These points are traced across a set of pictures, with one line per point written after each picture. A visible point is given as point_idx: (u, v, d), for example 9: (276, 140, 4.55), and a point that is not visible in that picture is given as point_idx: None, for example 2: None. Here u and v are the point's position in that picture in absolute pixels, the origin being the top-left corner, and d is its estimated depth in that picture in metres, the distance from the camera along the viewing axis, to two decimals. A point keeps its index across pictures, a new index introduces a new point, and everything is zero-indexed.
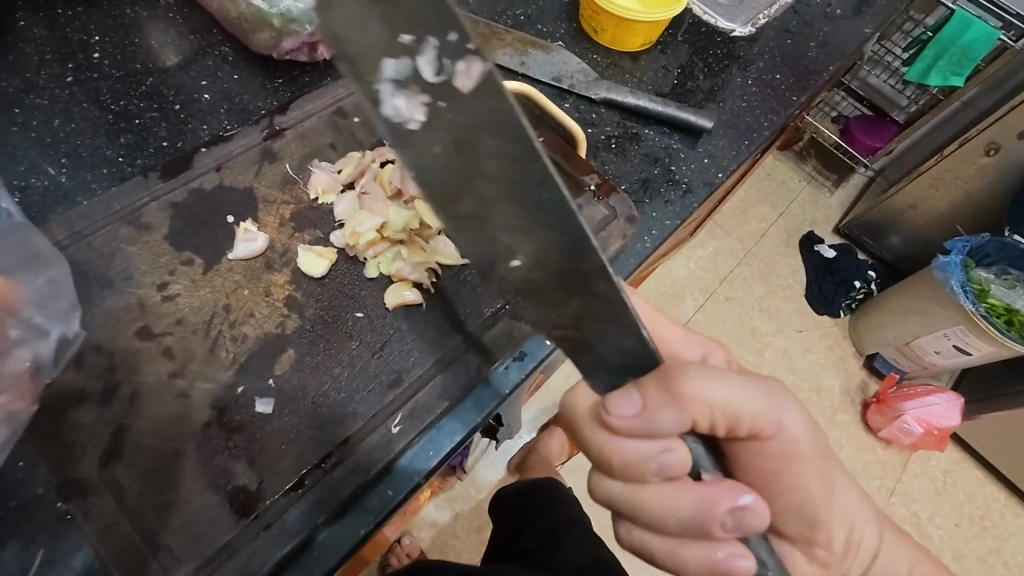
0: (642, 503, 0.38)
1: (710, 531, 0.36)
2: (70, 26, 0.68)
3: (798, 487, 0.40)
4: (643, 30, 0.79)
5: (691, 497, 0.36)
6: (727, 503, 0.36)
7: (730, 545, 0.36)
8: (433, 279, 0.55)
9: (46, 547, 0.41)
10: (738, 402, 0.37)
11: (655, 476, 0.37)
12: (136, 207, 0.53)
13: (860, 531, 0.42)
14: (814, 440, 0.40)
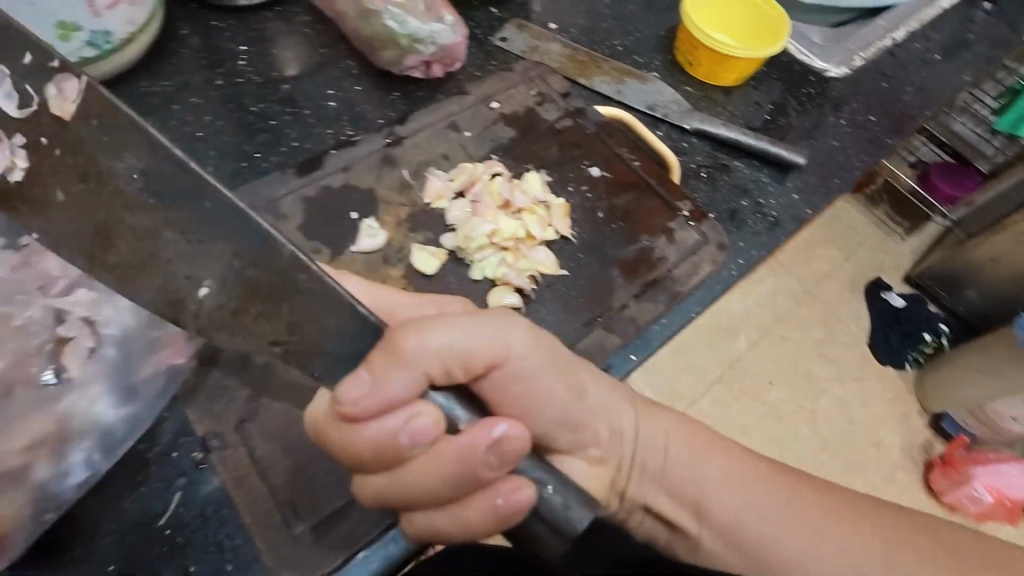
0: (400, 470, 0.40)
1: (480, 477, 0.39)
2: (221, 36, 0.77)
3: (534, 399, 0.47)
4: (742, 65, 0.81)
5: (448, 448, 0.39)
6: (484, 442, 0.38)
7: (507, 485, 0.38)
8: (534, 286, 0.59)
9: (185, 489, 0.47)
10: (455, 340, 0.41)
11: (415, 446, 0.39)
12: (275, 199, 0.59)
13: (615, 421, 0.52)
14: (547, 362, 0.46)
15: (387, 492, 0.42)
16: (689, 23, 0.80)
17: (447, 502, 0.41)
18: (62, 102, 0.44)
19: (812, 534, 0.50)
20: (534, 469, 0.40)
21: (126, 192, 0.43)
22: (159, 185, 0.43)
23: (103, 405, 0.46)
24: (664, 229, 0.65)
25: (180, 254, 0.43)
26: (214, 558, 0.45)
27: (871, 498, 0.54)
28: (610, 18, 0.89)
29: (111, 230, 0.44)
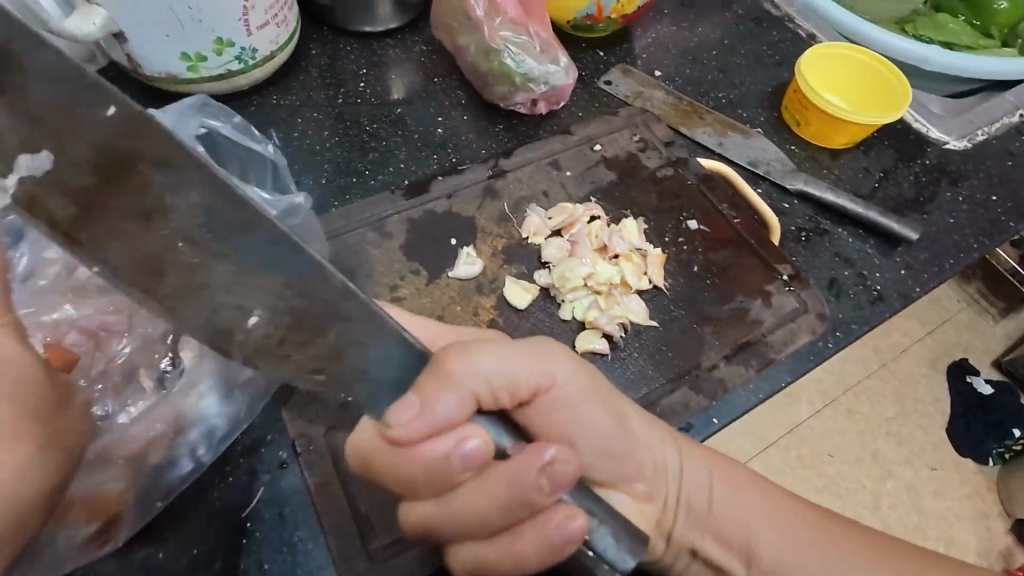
0: (451, 503, 0.40)
1: (534, 503, 0.38)
2: (346, 58, 0.82)
3: (580, 427, 0.45)
4: (854, 128, 0.78)
5: (503, 476, 0.38)
6: (536, 465, 0.38)
7: (558, 514, 0.38)
8: (622, 333, 0.58)
9: (267, 485, 0.49)
10: (498, 364, 0.41)
11: (465, 471, 0.39)
12: (382, 216, 0.62)
13: (659, 454, 0.48)
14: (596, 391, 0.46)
15: (436, 520, 0.41)
16: (802, 82, 0.79)
17: (500, 530, 0.40)
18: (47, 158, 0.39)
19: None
20: (582, 499, 0.40)
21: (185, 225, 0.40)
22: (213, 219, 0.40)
23: (211, 401, 0.48)
24: (761, 291, 0.63)
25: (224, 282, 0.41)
26: (287, 559, 0.47)
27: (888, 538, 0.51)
28: (716, 70, 0.89)
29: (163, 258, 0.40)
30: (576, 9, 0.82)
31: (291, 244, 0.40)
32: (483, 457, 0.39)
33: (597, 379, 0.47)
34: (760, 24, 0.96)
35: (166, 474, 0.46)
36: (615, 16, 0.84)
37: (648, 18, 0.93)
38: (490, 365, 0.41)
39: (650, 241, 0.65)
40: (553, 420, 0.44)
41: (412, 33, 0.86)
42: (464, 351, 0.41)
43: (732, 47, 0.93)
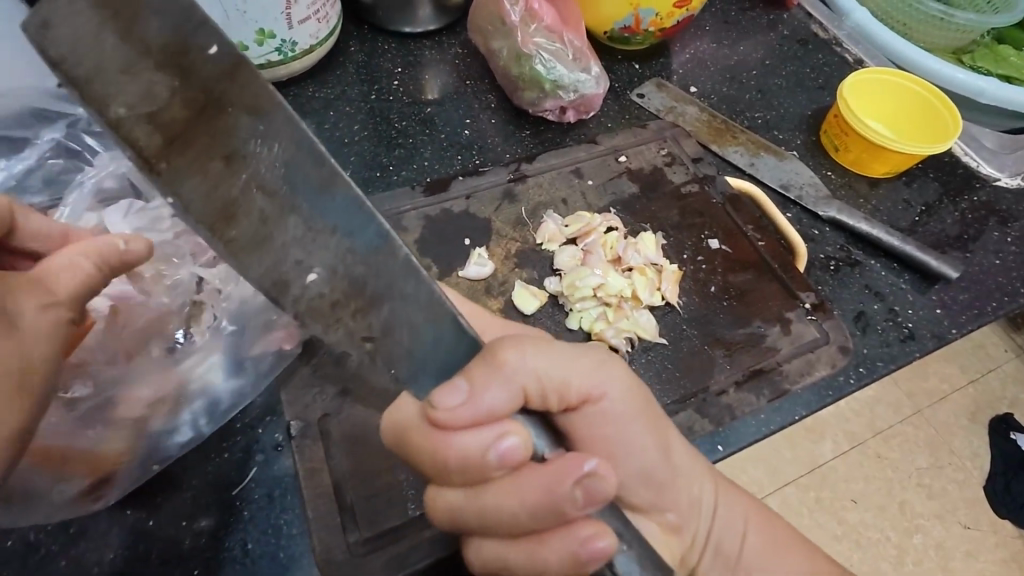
0: (483, 502, 0.36)
1: (565, 514, 0.35)
2: (383, 57, 0.84)
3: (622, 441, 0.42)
4: (895, 157, 0.75)
5: (540, 479, 0.35)
6: (577, 475, 0.34)
7: (590, 528, 0.35)
8: (629, 348, 0.56)
9: (260, 465, 0.49)
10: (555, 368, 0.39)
11: (500, 469, 0.35)
12: (399, 210, 0.62)
13: (694, 488, 0.46)
14: (640, 405, 0.43)
15: (463, 516, 0.37)
16: (842, 107, 0.76)
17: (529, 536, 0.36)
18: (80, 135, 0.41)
19: None
20: (613, 521, 0.37)
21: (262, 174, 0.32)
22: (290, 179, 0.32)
23: (216, 377, 0.49)
24: (780, 318, 0.60)
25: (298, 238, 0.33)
26: (271, 541, 0.46)
27: None
28: (755, 90, 0.87)
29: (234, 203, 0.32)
30: (614, 19, 0.82)
31: (364, 204, 0.33)
32: (525, 457, 0.35)
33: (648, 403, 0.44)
34: (804, 46, 0.94)
35: (167, 444, 0.47)
36: (654, 29, 0.83)
37: (689, 34, 0.92)
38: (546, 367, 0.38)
39: (668, 256, 0.63)
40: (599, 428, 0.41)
41: (450, 36, 0.87)
42: (519, 342, 0.38)
43: (773, 68, 0.90)
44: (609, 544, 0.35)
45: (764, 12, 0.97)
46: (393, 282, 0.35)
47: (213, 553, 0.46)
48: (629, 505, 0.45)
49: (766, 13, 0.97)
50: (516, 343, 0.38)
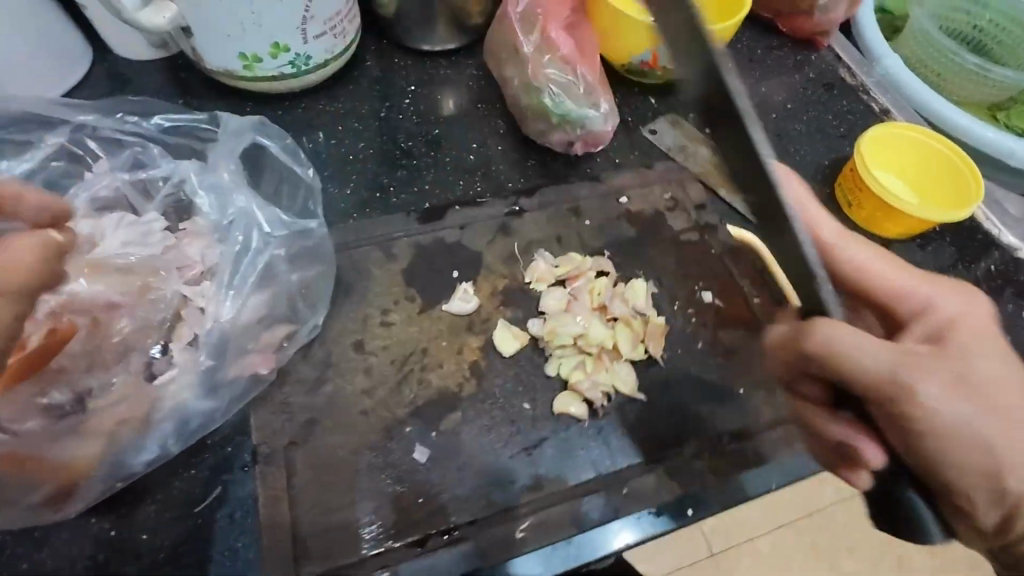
0: (795, 372, 0.51)
1: (854, 456, 0.50)
2: (397, 74, 0.84)
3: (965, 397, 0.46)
4: (909, 220, 0.72)
5: (850, 436, 0.50)
6: (868, 456, 0.49)
7: (874, 452, 0.49)
8: (604, 402, 0.55)
9: (224, 486, 0.50)
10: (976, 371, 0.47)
11: (809, 397, 0.52)
12: (391, 236, 0.63)
13: (977, 455, 0.45)
14: (980, 420, 0.45)
15: (799, 375, 0.51)
16: (859, 163, 0.73)
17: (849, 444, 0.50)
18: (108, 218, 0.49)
19: None
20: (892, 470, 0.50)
21: None
22: None
23: (192, 395, 0.49)
24: (767, 381, 0.59)
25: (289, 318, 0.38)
26: (225, 565, 0.47)
27: None
28: (773, 133, 0.85)
29: None
30: (631, 53, 0.80)
31: None
32: (820, 401, 0.51)
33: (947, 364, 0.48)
34: (830, 91, 0.91)
35: (135, 463, 0.47)
36: (671, 66, 0.81)
37: None
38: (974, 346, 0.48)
39: (657, 307, 0.62)
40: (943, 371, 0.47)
41: (466, 57, 0.87)
42: (827, 324, 0.45)
43: (794, 111, 0.88)
44: (880, 461, 0.49)
45: (791, 52, 0.94)
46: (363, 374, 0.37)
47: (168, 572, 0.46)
48: (954, 507, 0.47)
49: (794, 53, 0.94)
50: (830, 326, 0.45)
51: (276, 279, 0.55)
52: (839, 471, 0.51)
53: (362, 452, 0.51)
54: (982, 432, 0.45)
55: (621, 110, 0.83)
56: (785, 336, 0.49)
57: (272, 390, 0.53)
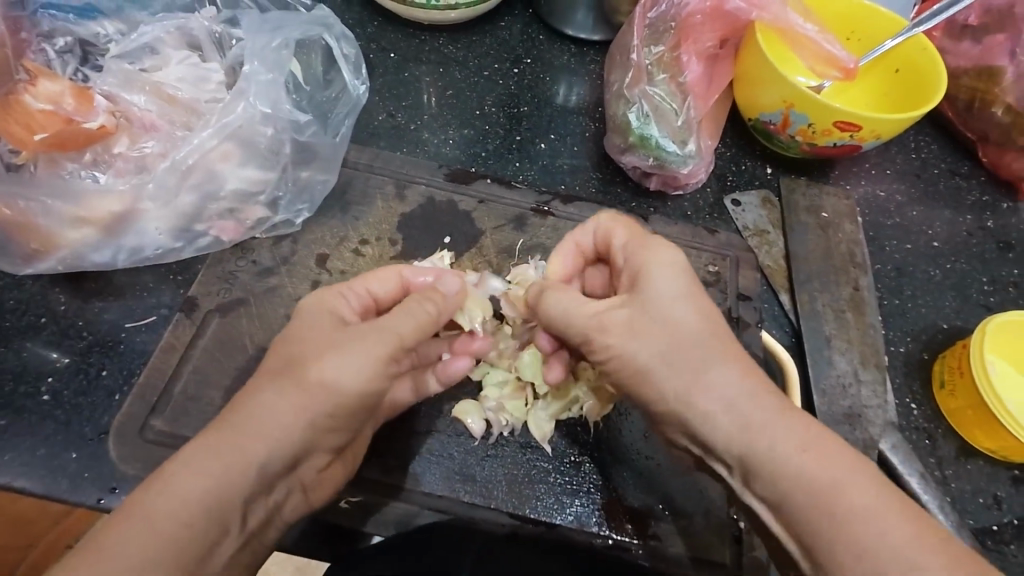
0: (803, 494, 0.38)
1: (819, 494, 0.38)
2: (520, 41, 0.81)
3: (634, 336, 0.45)
4: (1009, 439, 0.55)
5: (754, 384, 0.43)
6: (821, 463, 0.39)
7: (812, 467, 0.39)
8: (504, 432, 0.51)
9: (159, 318, 0.54)
10: (667, 287, 0.46)
11: (807, 502, 0.38)
12: (412, 179, 0.62)
13: (787, 427, 0.40)
14: (731, 351, 0.44)
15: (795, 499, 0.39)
16: (976, 342, 0.57)
17: (793, 459, 0.39)
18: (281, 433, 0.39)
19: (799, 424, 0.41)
20: (789, 437, 0.40)
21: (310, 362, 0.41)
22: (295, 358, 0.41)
23: (159, 230, 0.54)
24: (696, 510, 0.50)
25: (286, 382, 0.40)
26: (122, 378, 0.52)
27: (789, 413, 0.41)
28: (894, 265, 0.69)
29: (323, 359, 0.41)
30: (761, 109, 0.69)
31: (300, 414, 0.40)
32: (816, 475, 0.38)
33: (714, 332, 0.44)
34: (1002, 252, 0.72)
35: (87, 258, 0.53)
36: (800, 139, 0.69)
37: (861, 167, 0.76)
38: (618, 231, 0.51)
39: None
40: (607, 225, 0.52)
41: (599, 52, 0.82)
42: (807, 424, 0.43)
43: (939, 254, 0.71)
44: (780, 441, 0.40)
45: (978, 189, 0.76)
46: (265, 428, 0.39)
47: (78, 361, 0.52)
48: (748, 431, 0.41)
49: (980, 191, 0.76)
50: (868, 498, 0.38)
51: (282, 161, 0.58)
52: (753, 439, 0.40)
53: (262, 350, 0.53)
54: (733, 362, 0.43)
55: (725, 166, 0.73)
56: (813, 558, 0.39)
57: (232, 256, 0.56)
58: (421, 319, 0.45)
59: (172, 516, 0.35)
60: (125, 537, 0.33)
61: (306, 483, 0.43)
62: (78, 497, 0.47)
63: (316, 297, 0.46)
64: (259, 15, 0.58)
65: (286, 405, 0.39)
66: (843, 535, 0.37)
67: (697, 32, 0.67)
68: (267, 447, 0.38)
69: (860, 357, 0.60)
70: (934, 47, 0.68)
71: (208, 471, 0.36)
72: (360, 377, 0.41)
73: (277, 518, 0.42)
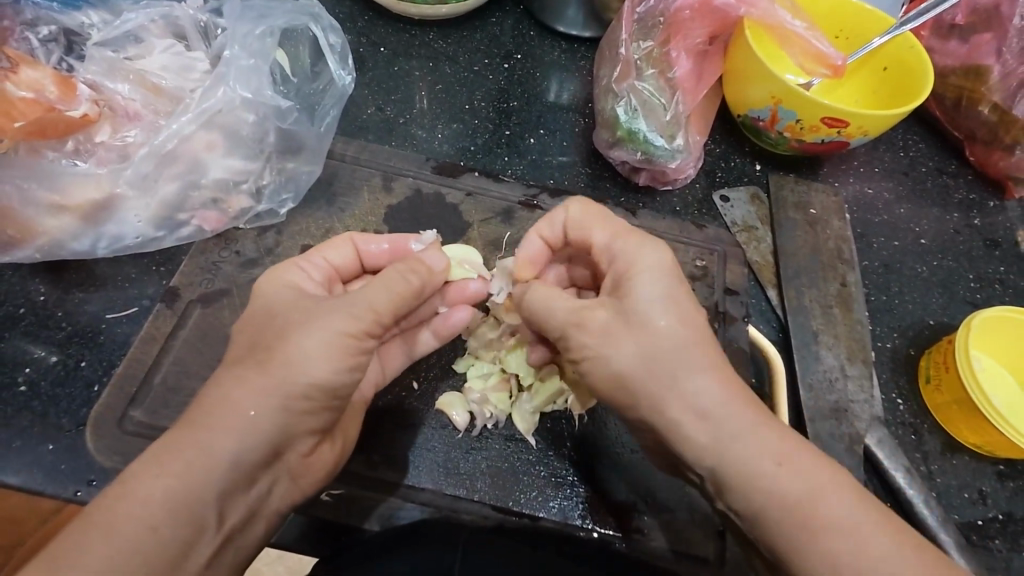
0: (773, 507, 0.38)
1: (790, 506, 0.37)
2: (510, 36, 0.81)
3: (609, 341, 0.43)
4: (995, 435, 0.55)
5: (721, 392, 0.41)
6: (790, 475, 0.38)
7: (782, 480, 0.38)
8: (487, 424, 0.51)
9: (141, 309, 0.54)
10: (650, 291, 0.44)
11: (776, 513, 0.37)
12: (399, 172, 0.62)
13: (756, 436, 0.39)
14: (702, 357, 0.42)
15: (764, 511, 0.38)
16: (960, 338, 0.57)
17: (763, 471, 0.38)
18: (254, 419, 0.38)
19: (768, 434, 0.40)
20: (755, 449, 0.39)
21: (284, 350, 0.40)
22: (270, 342, 0.41)
23: (142, 221, 0.53)
24: (681, 502, 0.50)
25: (257, 368, 0.39)
26: (102, 368, 0.51)
27: (758, 420, 0.40)
28: (882, 261, 0.69)
29: (295, 347, 0.40)
30: (749, 105, 0.69)
31: (270, 401, 0.39)
32: (787, 488, 0.37)
33: (699, 335, 0.43)
34: (989, 250, 0.72)
35: (66, 247, 0.52)
36: (788, 135, 0.69)
37: (850, 165, 0.76)
38: (598, 230, 0.49)
39: None
40: (586, 217, 0.50)
41: (589, 49, 0.82)
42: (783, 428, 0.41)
43: (926, 251, 0.71)
44: (747, 454, 0.39)
45: (965, 187, 0.77)
46: (236, 417, 0.38)
47: (56, 350, 0.51)
48: (717, 442, 0.40)
49: (968, 189, 0.76)
50: (838, 510, 0.37)
51: (265, 151, 0.57)
52: (723, 452, 0.39)
53: None
54: (704, 371, 0.42)
55: (714, 162, 0.73)
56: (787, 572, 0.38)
57: (216, 247, 0.56)
58: (395, 282, 0.44)
59: (138, 515, 0.34)
60: (87, 540, 0.33)
61: (293, 470, 0.42)
62: (53, 489, 0.46)
63: (274, 278, 0.45)
64: (242, 2, 0.58)
65: (252, 394, 0.38)
66: (812, 548, 0.36)
67: (685, 28, 0.67)
68: (236, 439, 0.37)
69: (847, 352, 0.60)
70: (920, 44, 0.68)
71: (176, 467, 0.36)
72: (334, 354, 0.41)
73: (267, 509, 0.41)
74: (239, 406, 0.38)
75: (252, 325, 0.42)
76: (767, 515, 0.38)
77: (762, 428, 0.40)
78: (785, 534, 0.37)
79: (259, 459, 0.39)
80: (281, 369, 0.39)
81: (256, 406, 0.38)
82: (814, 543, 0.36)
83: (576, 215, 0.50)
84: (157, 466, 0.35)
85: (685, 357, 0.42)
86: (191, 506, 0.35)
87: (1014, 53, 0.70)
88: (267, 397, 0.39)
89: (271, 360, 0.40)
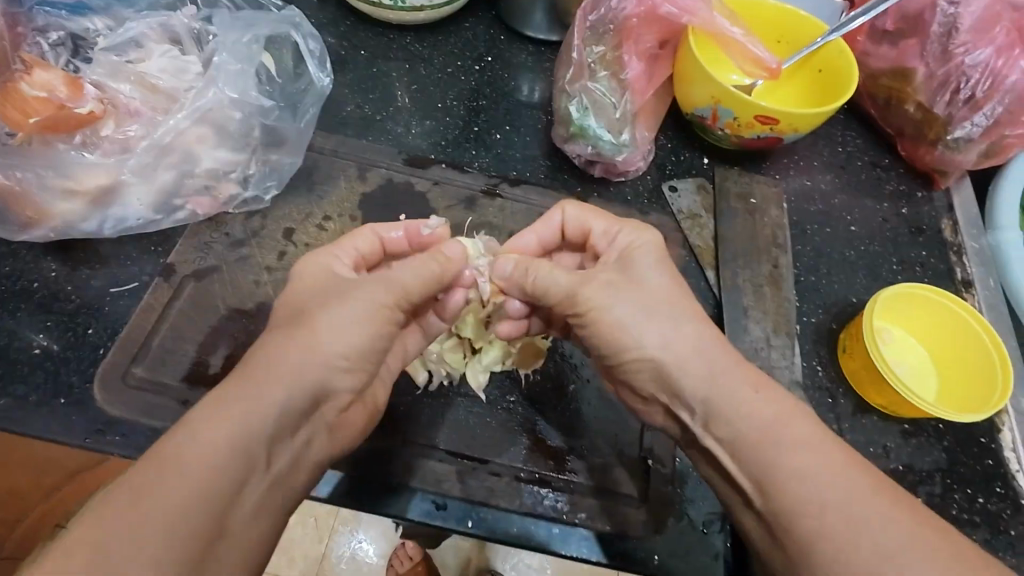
0: (763, 425, 0.45)
1: (772, 424, 0.44)
2: (482, 40, 0.88)
3: (612, 294, 0.52)
4: (894, 395, 0.62)
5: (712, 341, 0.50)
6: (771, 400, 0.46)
7: (763, 401, 0.46)
8: (444, 382, 0.59)
9: (141, 283, 0.61)
10: (651, 264, 0.53)
11: (758, 432, 0.44)
12: (373, 164, 0.69)
13: (745, 373, 0.48)
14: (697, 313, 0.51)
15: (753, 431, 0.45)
16: (868, 311, 0.64)
17: (750, 397, 0.46)
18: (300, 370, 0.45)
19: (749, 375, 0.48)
20: (749, 379, 0.48)
21: None
22: (300, 310, 0.48)
23: (143, 206, 0.61)
24: (614, 450, 0.57)
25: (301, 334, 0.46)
26: (106, 334, 0.58)
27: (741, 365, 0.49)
28: (813, 246, 0.77)
29: None
30: (694, 105, 0.76)
31: (312, 362, 0.46)
32: (768, 411, 0.45)
33: (689, 300, 0.52)
34: (913, 235, 0.80)
35: (76, 228, 0.59)
36: (729, 132, 0.76)
37: (791, 159, 0.83)
38: (596, 220, 0.58)
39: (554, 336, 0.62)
40: (583, 213, 0.59)
41: (554, 52, 0.89)
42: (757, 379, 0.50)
43: (855, 237, 0.78)
44: (741, 384, 0.47)
45: (896, 179, 0.84)
46: (285, 372, 0.44)
47: (66, 319, 0.58)
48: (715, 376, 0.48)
49: (899, 181, 0.83)
50: (809, 429, 0.44)
51: (252, 144, 0.65)
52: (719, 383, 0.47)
53: (233, 312, 0.59)
54: (697, 323, 0.51)
55: (665, 156, 0.80)
56: (777, 488, 0.42)
57: (210, 229, 0.63)
58: (422, 268, 0.52)
59: (204, 459, 0.38)
60: (161, 479, 0.36)
61: (331, 423, 0.48)
62: (65, 436, 0.53)
63: (313, 259, 0.53)
64: (232, 14, 0.67)
65: (298, 351, 0.45)
66: (789, 458, 0.42)
67: (635, 34, 0.74)
68: (285, 390, 0.43)
69: (773, 325, 0.67)
70: (848, 49, 0.75)
71: (232, 419, 0.40)
72: (368, 319, 0.49)
73: (307, 460, 0.46)
74: (287, 364, 0.44)
75: (300, 296, 0.49)
76: (753, 433, 0.44)
77: (746, 366, 0.48)
78: (773, 450, 0.43)
79: (302, 410, 0.45)
80: (319, 332, 0.47)
81: (301, 363, 0.45)
82: (790, 453, 0.43)
83: (571, 215, 0.60)
84: (216, 418, 0.40)
85: (682, 312, 0.51)
86: (251, 448, 0.40)
87: (934, 57, 0.77)
88: (307, 356, 0.45)
89: (311, 327, 0.47)
